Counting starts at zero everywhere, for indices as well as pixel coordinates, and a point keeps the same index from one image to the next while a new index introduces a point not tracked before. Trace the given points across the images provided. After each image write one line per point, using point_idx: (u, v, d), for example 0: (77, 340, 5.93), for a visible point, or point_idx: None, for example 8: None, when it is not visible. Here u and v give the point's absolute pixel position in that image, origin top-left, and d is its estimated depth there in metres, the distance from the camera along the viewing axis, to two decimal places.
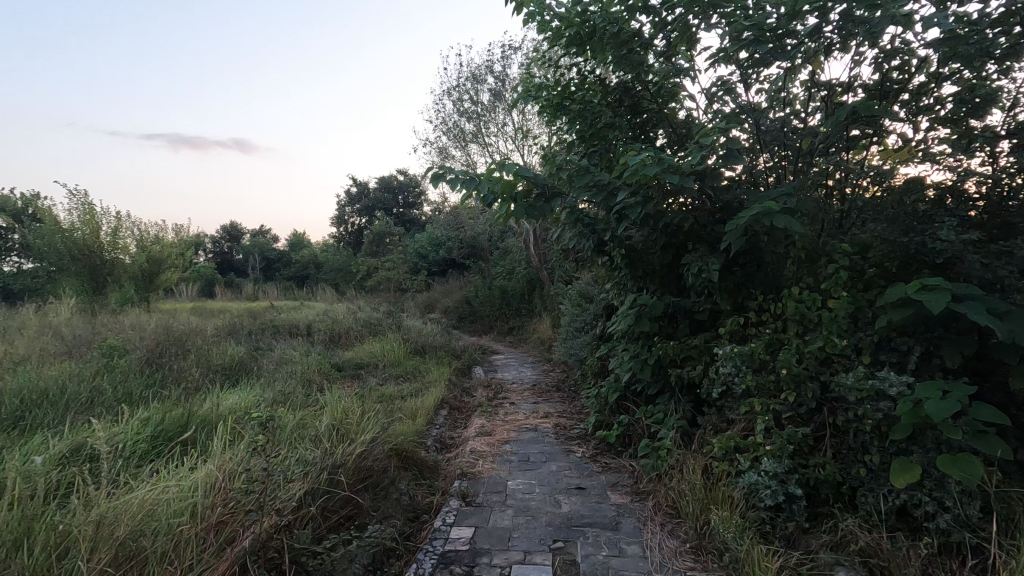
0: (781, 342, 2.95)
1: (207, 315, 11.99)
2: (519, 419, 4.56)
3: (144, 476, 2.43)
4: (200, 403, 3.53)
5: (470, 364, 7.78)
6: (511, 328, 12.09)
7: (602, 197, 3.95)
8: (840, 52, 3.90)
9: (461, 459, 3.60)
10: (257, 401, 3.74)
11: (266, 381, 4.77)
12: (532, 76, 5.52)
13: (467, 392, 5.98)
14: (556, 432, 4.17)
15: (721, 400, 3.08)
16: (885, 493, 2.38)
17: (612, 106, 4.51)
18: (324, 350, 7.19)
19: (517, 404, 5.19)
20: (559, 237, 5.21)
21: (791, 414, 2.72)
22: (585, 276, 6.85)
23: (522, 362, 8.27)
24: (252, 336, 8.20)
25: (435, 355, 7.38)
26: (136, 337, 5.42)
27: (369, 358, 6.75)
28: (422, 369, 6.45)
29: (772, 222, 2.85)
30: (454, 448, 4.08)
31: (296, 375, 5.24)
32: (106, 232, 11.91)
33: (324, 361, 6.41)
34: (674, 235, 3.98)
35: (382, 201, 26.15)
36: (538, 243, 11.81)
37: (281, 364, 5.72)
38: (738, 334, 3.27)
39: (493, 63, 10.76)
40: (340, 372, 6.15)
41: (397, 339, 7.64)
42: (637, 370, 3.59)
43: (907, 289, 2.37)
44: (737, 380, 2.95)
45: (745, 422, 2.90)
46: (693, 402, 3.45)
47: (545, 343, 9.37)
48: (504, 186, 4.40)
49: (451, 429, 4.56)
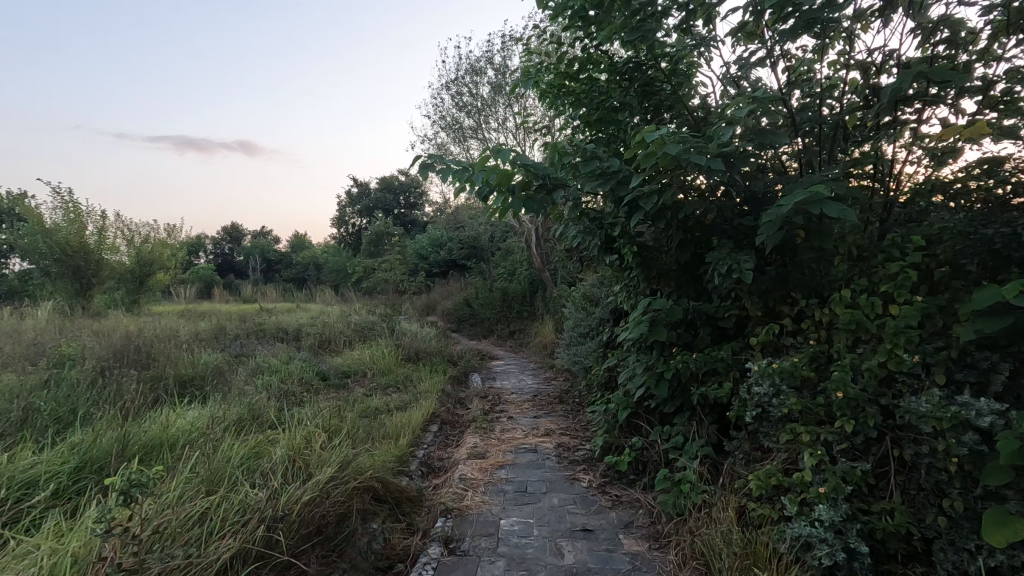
0: (829, 356, 2.45)
1: (197, 317, 11.57)
2: (517, 437, 4.07)
3: (43, 528, 1.96)
4: (146, 424, 3.06)
5: (467, 371, 7.29)
6: (512, 331, 11.60)
7: (611, 187, 3.44)
8: (883, 20, 3.40)
9: (448, 489, 3.10)
10: (215, 421, 3.27)
11: (235, 395, 4.29)
12: (532, 58, 5.04)
13: (462, 403, 5.49)
14: (559, 454, 3.68)
15: (755, 425, 2.59)
16: (973, 552, 1.89)
17: (622, 87, 4.03)
18: (310, 357, 6.71)
19: (515, 418, 4.70)
20: (561, 234, 4.73)
21: (845, 445, 2.22)
22: (591, 277, 6.36)
23: (523, 368, 7.78)
24: (235, 341, 7.72)
25: (429, 362, 6.91)
26: (99, 344, 4.96)
27: (358, 366, 6.27)
28: (414, 378, 5.97)
29: (822, 211, 2.33)
30: (442, 473, 3.60)
31: (272, 386, 4.77)
32: (93, 232, 11.48)
33: (308, 370, 5.93)
34: (692, 230, 3.48)
35: (383, 201, 25.71)
36: (541, 243, 11.33)
37: (259, 373, 5.25)
38: (773, 346, 2.77)
39: (493, 55, 10.28)
40: (324, 381, 5.66)
41: (388, 344, 7.15)
42: (653, 386, 3.09)
43: (1003, 292, 1.86)
44: (776, 403, 2.46)
45: (787, 454, 2.40)
46: (718, 425, 2.95)
47: (548, 348, 8.87)
48: (500, 176, 3.91)
49: (440, 450, 4.07)
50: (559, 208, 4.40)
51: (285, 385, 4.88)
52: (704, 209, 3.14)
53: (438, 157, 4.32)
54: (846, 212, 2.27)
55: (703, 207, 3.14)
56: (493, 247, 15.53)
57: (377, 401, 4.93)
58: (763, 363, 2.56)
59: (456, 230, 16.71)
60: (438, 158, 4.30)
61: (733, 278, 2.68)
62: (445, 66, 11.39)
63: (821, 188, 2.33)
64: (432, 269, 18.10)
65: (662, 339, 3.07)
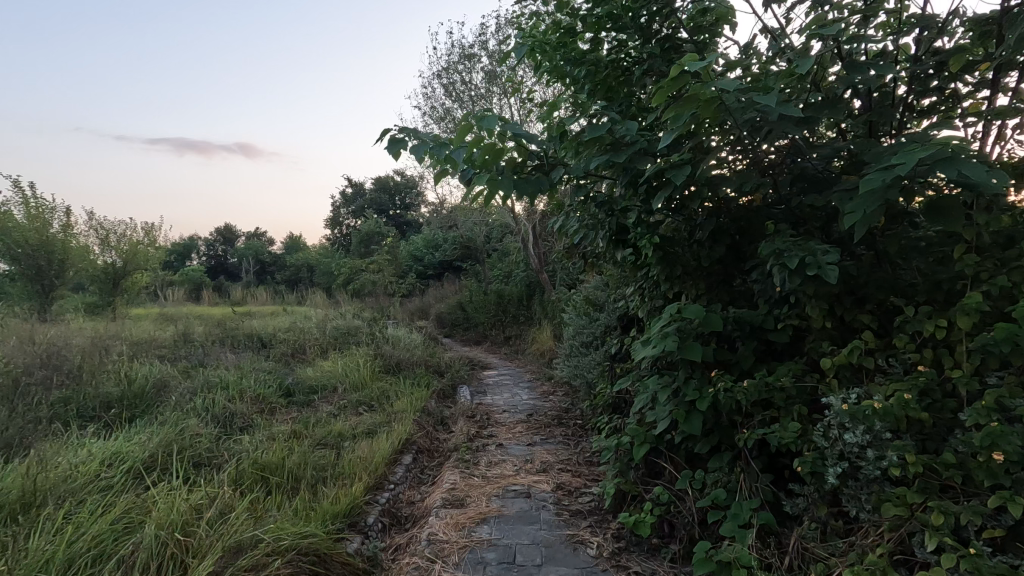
0: (949, 391, 1.70)
1: (168, 320, 10.74)
2: (506, 475, 3.31)
3: None
4: (5, 473, 2.28)
5: (454, 384, 6.51)
6: (507, 337, 10.85)
7: (625, 159, 2.64)
8: None
9: (411, 561, 2.33)
10: (108, 470, 2.50)
11: (160, 423, 3.49)
12: (526, 22, 4.29)
13: (445, 425, 4.73)
14: (558, 500, 2.92)
15: (839, 486, 1.84)
16: None
17: (636, 45, 3.27)
18: (275, 368, 5.90)
19: (506, 446, 3.94)
20: (562, 227, 3.99)
21: (994, 529, 1.48)
22: (592, 279, 5.59)
23: (518, 380, 7.03)
24: (198, 349, 6.93)
25: (412, 374, 6.15)
26: (12, 356, 4.18)
27: (328, 379, 5.48)
28: (390, 394, 5.19)
29: (955, 175, 1.54)
30: (408, 526, 2.85)
31: (214, 408, 3.98)
32: (58, 228, 10.70)
33: (268, 386, 5.13)
34: (728, 219, 2.74)
35: (376, 202, 24.98)
36: (537, 243, 10.58)
37: (205, 390, 4.46)
38: (851, 372, 2.02)
39: (487, 40, 9.56)
40: (284, 399, 4.86)
41: (366, 354, 6.37)
42: (684, 422, 2.34)
43: None
44: (875, 459, 1.70)
45: (893, 533, 1.65)
46: (772, 474, 2.20)
47: (545, 358, 8.10)
48: (487, 151, 3.15)
49: (410, 490, 3.31)
50: (558, 195, 3.66)
51: (232, 405, 4.09)
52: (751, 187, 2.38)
53: (411, 131, 3.55)
54: (995, 174, 1.49)
55: (750, 184, 2.37)
56: (488, 248, 14.77)
57: (340, 425, 4.14)
58: (849, 399, 1.81)
59: (450, 230, 15.96)
60: (410, 133, 3.55)
61: (804, 278, 1.93)
62: (436, 53, 10.63)
63: (949, 145, 1.58)
64: (425, 271, 17.35)
65: (696, 359, 2.30)
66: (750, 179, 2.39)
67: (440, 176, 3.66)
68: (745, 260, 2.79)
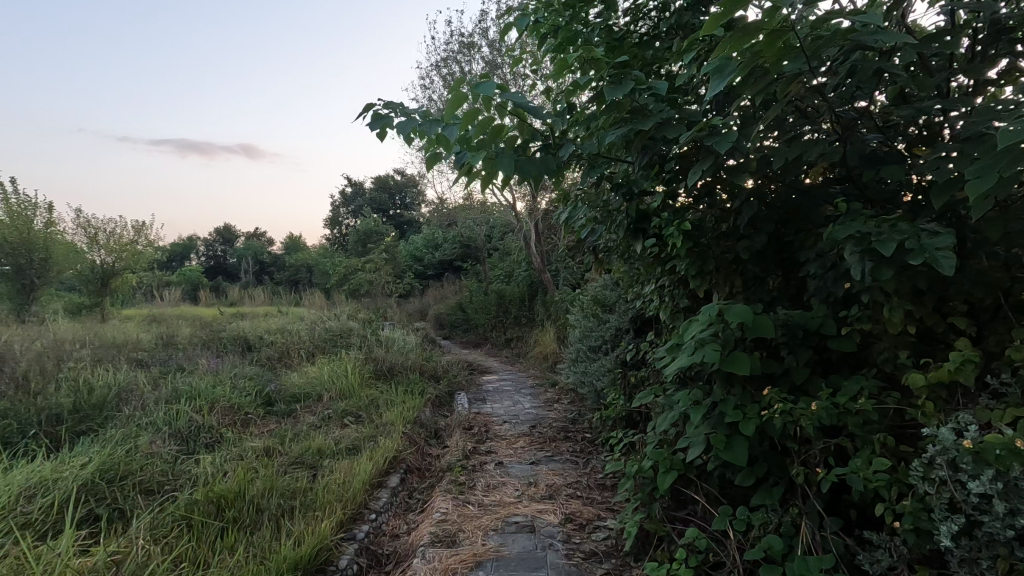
0: None
1: (156, 322, 10.31)
2: (506, 502, 2.86)
3: None
4: None
5: (451, 391, 6.06)
6: (509, 339, 10.40)
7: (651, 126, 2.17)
8: None
9: None
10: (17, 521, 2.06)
11: (110, 442, 3.04)
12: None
13: (439, 438, 4.29)
14: (568, 536, 2.48)
15: (945, 547, 1.39)
16: None
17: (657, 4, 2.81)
18: (256, 374, 5.43)
19: (506, 465, 3.50)
20: (570, 218, 3.54)
21: None
22: (600, 278, 5.14)
23: (520, 385, 6.58)
24: (178, 352, 6.48)
25: (405, 379, 5.70)
26: None
27: (312, 386, 5.02)
28: (380, 403, 4.73)
29: None
30: (390, 568, 2.41)
31: (178, 421, 3.52)
32: (41, 225, 10.25)
33: (246, 395, 4.67)
34: (774, 204, 2.29)
35: (376, 201, 24.54)
36: (540, 242, 10.14)
37: (172, 400, 3.99)
38: (950, 392, 1.57)
39: (488, 27, 9.10)
40: (262, 409, 4.40)
41: (357, 358, 5.92)
42: (727, 451, 1.90)
43: None
44: (1003, 516, 1.25)
45: None
46: (840, 519, 1.76)
47: (548, 362, 7.65)
48: (485, 127, 2.71)
49: (396, 520, 2.87)
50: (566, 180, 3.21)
51: (199, 419, 3.64)
52: (812, 156, 1.90)
53: (398, 107, 3.11)
54: None
55: (811, 153, 1.91)
56: (489, 248, 14.34)
57: (321, 440, 3.69)
58: (962, 431, 1.36)
59: (450, 228, 15.51)
60: (397, 107, 3.11)
61: (895, 270, 1.48)
62: (434, 43, 10.16)
63: None
64: (423, 271, 16.92)
65: (745, 374, 1.84)
66: (811, 147, 1.92)
67: (432, 158, 3.23)
68: (791, 251, 2.34)
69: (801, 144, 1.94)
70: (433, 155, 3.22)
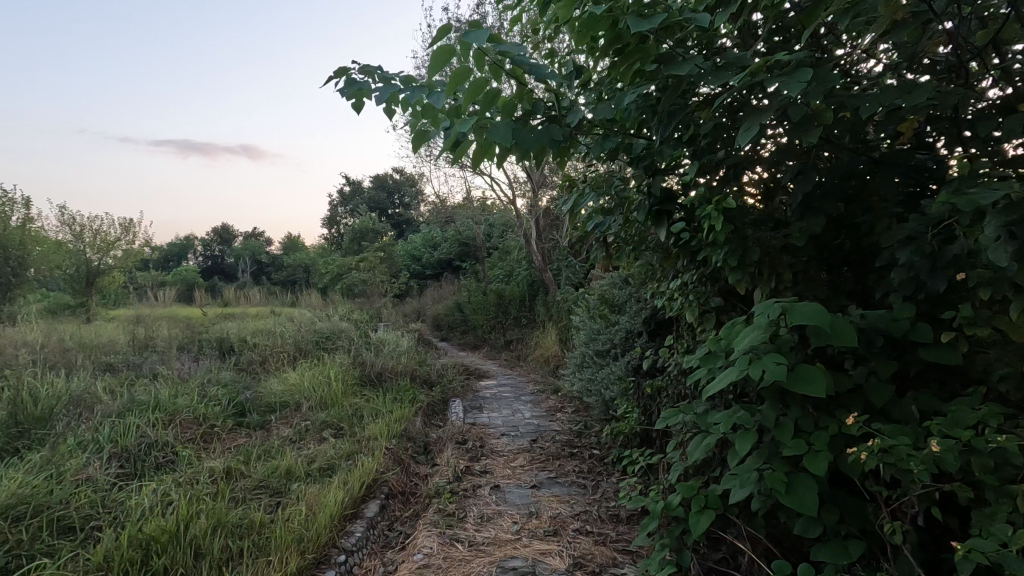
0: None
1: (139, 323, 9.84)
2: (502, 540, 2.41)
3: None
4: None
5: (445, 398, 5.60)
6: (508, 341, 9.94)
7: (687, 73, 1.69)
8: None
9: None
10: None
11: (34, 468, 2.57)
12: None
13: (429, 454, 3.83)
14: None
15: None
16: None
17: None
18: (231, 380, 4.97)
19: (504, 488, 3.05)
20: (577, 206, 3.10)
21: None
22: (606, 275, 4.69)
23: (520, 391, 6.13)
24: (151, 356, 6.02)
25: (395, 386, 5.25)
26: None
27: (291, 394, 4.57)
28: (364, 413, 4.28)
29: None
30: None
31: (125, 439, 3.07)
32: (18, 223, 9.79)
33: (214, 405, 4.20)
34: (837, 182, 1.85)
35: (373, 199, 24.05)
36: (540, 239, 9.70)
37: (125, 412, 3.54)
38: None
39: (485, 14, 8.64)
40: (232, 421, 3.95)
41: (343, 362, 5.47)
42: (791, 495, 1.46)
43: None
44: None
45: None
46: None
47: (550, 365, 7.20)
48: (482, 93, 2.23)
49: (371, 560, 2.41)
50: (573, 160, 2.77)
51: (152, 435, 3.18)
52: (917, 101, 1.45)
53: (377, 71, 2.64)
54: None
55: (913, 96, 1.45)
56: (488, 247, 13.87)
57: (293, 459, 3.24)
58: None
59: (448, 227, 15.05)
60: (375, 71, 2.64)
61: None
62: (429, 30, 9.71)
63: None
64: (422, 271, 16.47)
65: (823, 396, 1.35)
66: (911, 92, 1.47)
67: (418, 133, 2.77)
68: (852, 239, 1.92)
69: (892, 89, 1.50)
70: (419, 130, 2.77)
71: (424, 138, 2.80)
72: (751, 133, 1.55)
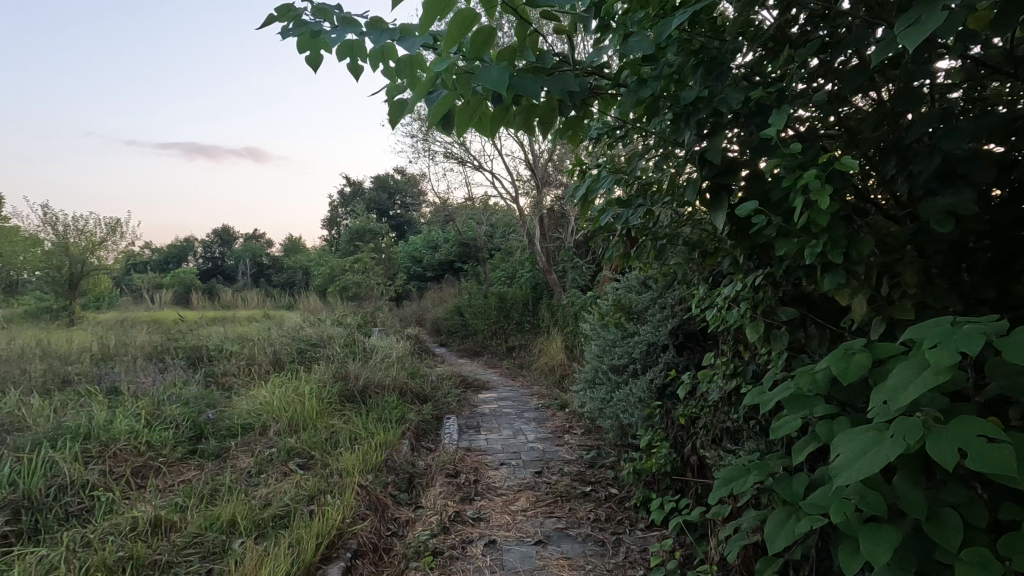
0: None
1: (118, 327, 9.26)
2: None
3: None
4: None
5: (439, 414, 4.99)
6: (510, 348, 9.32)
7: None
8: None
9: None
10: None
11: None
12: None
13: (414, 491, 3.22)
14: None
15: None
16: None
17: None
18: (194, 397, 4.35)
19: (500, 546, 2.43)
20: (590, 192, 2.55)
21: None
22: (623, 278, 4.09)
23: (522, 405, 5.52)
24: (114, 367, 5.43)
25: (382, 402, 4.65)
26: None
27: (258, 414, 3.96)
28: (341, 439, 3.67)
29: None
30: None
31: (28, 483, 2.48)
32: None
33: (165, 429, 3.59)
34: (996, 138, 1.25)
35: (373, 200, 23.44)
36: (545, 238, 9.09)
37: (44, 442, 2.95)
38: None
39: None
40: (180, 449, 3.34)
41: (325, 374, 4.87)
42: None
43: None
44: None
45: None
46: None
47: (556, 376, 6.58)
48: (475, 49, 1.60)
49: None
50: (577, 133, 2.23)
51: (67, 475, 2.62)
52: None
53: (335, 9, 1.98)
54: None
55: None
56: (490, 247, 13.28)
57: (241, 506, 2.64)
58: None
59: (449, 227, 14.45)
60: (333, 10, 1.97)
61: None
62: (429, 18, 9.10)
63: None
64: (422, 273, 15.91)
65: None
66: None
67: (395, 95, 2.16)
68: (999, 225, 1.32)
69: None
70: (396, 89, 2.16)
71: (403, 102, 2.20)
72: (938, 15, 0.87)
